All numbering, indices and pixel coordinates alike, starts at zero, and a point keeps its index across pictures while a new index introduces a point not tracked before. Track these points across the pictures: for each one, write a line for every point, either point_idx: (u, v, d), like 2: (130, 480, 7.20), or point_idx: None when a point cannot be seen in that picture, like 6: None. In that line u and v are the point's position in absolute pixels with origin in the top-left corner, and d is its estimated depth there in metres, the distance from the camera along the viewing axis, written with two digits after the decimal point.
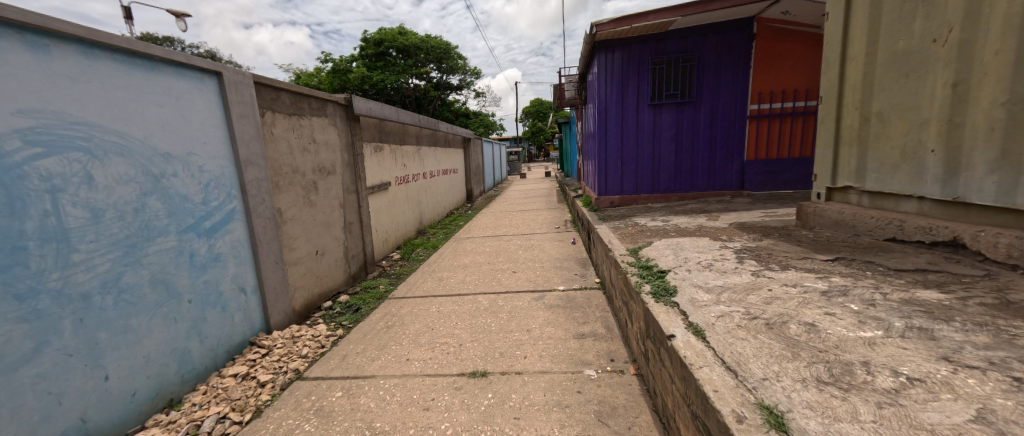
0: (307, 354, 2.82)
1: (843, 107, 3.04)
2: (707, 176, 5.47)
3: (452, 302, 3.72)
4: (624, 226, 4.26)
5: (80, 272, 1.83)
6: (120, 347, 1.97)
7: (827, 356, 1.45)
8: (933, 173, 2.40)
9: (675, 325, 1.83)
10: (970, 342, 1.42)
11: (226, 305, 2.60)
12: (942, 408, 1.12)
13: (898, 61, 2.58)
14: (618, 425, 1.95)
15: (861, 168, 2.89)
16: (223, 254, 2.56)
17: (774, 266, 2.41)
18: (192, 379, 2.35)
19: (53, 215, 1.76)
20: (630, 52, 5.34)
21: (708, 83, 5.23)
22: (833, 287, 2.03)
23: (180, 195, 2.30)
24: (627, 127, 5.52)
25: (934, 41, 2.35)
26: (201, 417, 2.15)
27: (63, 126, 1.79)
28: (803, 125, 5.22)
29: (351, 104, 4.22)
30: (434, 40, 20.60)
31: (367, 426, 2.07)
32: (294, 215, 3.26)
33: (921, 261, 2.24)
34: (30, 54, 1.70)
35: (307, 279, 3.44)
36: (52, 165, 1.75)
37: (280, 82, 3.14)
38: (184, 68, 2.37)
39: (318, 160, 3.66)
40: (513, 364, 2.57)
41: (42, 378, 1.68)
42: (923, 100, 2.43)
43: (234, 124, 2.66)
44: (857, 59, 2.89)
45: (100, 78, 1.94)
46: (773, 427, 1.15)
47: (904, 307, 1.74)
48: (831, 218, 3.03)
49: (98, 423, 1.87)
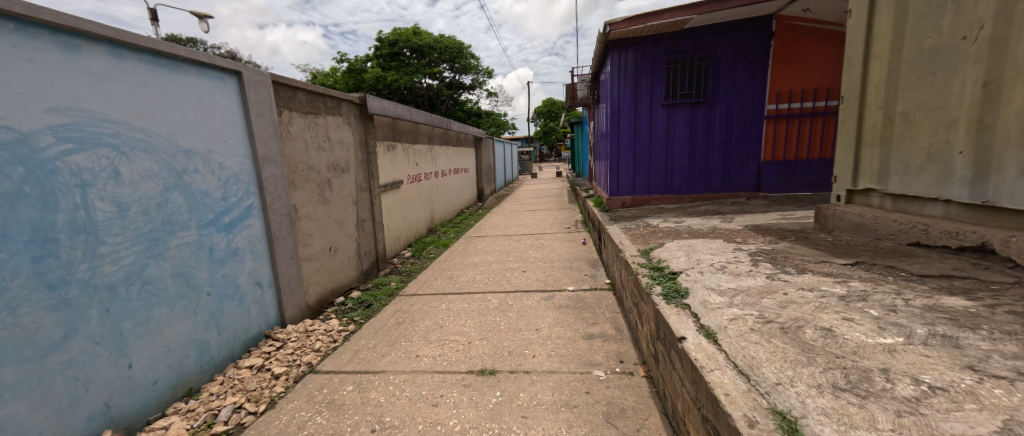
0: (320, 348, 2.87)
1: (865, 107, 2.95)
2: (721, 178, 5.38)
3: (463, 300, 3.74)
4: (635, 227, 4.22)
5: (107, 264, 1.90)
6: (144, 337, 2.04)
7: (845, 362, 1.41)
8: (961, 175, 2.32)
9: (686, 327, 1.80)
10: (997, 351, 1.36)
11: (243, 298, 2.67)
12: (966, 419, 1.08)
13: (925, 59, 2.49)
14: (627, 427, 1.93)
15: (885, 170, 2.80)
16: (241, 248, 2.63)
17: (790, 270, 2.36)
18: (210, 369, 2.42)
19: (82, 208, 1.83)
20: (644, 51, 5.28)
21: (724, 83, 5.14)
22: (852, 292, 1.97)
23: (200, 191, 2.36)
24: (641, 127, 5.47)
25: (964, 39, 2.26)
26: (218, 407, 2.22)
27: (93, 123, 1.86)
28: (824, 125, 5.07)
29: (365, 103, 4.28)
30: (448, 40, 20.76)
31: (376, 420, 2.09)
32: (309, 212, 3.32)
33: (946, 267, 2.16)
34: (63, 53, 1.77)
35: (321, 275, 3.50)
36: (82, 161, 1.82)
37: (298, 82, 3.20)
38: (206, 68, 2.43)
39: (333, 158, 3.72)
40: (522, 363, 2.57)
41: (70, 365, 1.75)
42: (951, 100, 2.34)
43: (253, 123, 2.72)
44: (881, 58, 2.80)
45: (128, 76, 2.01)
46: (786, 432, 1.12)
47: (927, 313, 1.68)
48: (851, 221, 2.94)
49: (122, 409, 1.94)
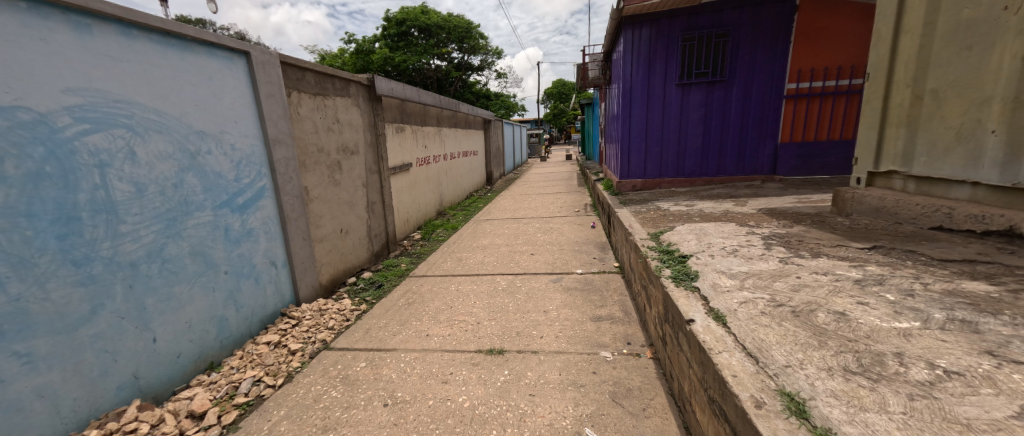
0: (334, 326, 2.94)
1: (893, 84, 2.81)
2: (736, 161, 5.25)
3: (472, 282, 3.78)
4: (645, 210, 4.17)
5: (128, 243, 1.95)
6: (166, 313, 2.11)
7: (857, 346, 1.38)
8: (991, 156, 2.23)
9: (695, 310, 1.78)
10: (1018, 337, 1.32)
11: (259, 277, 2.74)
12: (981, 403, 1.06)
13: (961, 32, 2.36)
14: (633, 407, 1.95)
15: (909, 151, 2.69)
16: (255, 229, 2.68)
17: (804, 254, 2.31)
18: (230, 344, 2.50)
19: (102, 188, 1.87)
20: (659, 27, 5.11)
21: (742, 61, 4.97)
22: (868, 276, 1.93)
23: (214, 172, 2.39)
24: (654, 108, 5.35)
25: (1005, 9, 2.13)
26: (239, 379, 2.29)
27: (107, 104, 1.88)
28: (846, 105, 4.88)
29: (373, 84, 4.26)
30: (456, 19, 20.41)
31: (389, 395, 2.15)
32: (320, 194, 3.36)
33: (969, 251, 2.09)
34: (75, 34, 1.78)
35: (333, 256, 3.56)
36: (99, 141, 1.85)
37: (305, 62, 3.18)
38: (215, 48, 2.43)
39: (342, 139, 3.73)
40: (529, 343, 2.60)
41: (99, 338, 1.83)
42: (987, 76, 2.23)
43: (263, 103, 2.72)
44: (912, 31, 2.65)
45: (139, 57, 2.02)
46: (794, 414, 1.11)
47: (946, 298, 1.64)
48: (870, 205, 2.84)
49: (149, 380, 2.03)
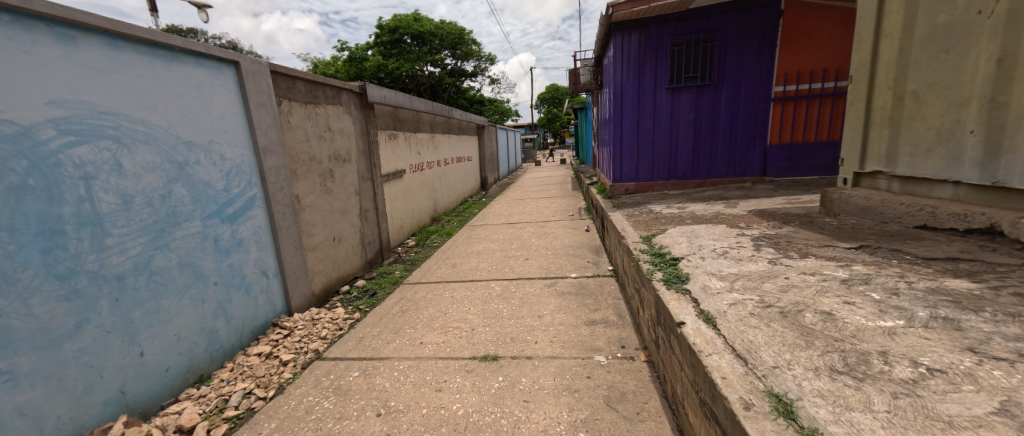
0: (326, 336, 2.92)
1: (875, 87, 2.86)
2: (726, 163, 5.31)
3: (466, 288, 3.77)
4: (638, 213, 4.19)
5: (114, 255, 1.93)
6: (153, 326, 2.08)
7: (843, 345, 1.40)
8: (971, 156, 2.28)
9: (686, 312, 1.80)
10: (999, 333, 1.35)
11: (250, 287, 2.71)
12: (962, 400, 1.07)
13: (938, 36, 2.41)
14: (626, 411, 1.95)
15: (893, 152, 2.74)
16: (245, 239, 2.66)
17: (792, 254, 2.34)
18: (220, 356, 2.47)
19: (87, 201, 1.85)
20: (647, 33, 5.18)
21: (730, 65, 5.04)
22: (854, 275, 1.96)
23: (203, 182, 2.38)
24: (644, 112, 5.40)
25: (980, 13, 2.18)
26: (229, 392, 2.26)
27: (93, 116, 1.87)
28: (832, 107, 4.97)
29: (365, 92, 4.26)
30: (449, 25, 20.49)
31: (382, 405, 2.13)
32: (312, 202, 3.34)
33: (952, 250, 2.13)
34: (59, 46, 1.77)
35: (326, 264, 3.54)
36: (84, 154, 1.84)
37: (295, 71, 3.18)
38: (203, 58, 2.42)
39: (334, 147, 3.72)
40: (524, 349, 2.59)
41: (85, 352, 1.80)
42: (964, 78, 2.28)
43: (253, 112, 2.72)
44: (892, 35, 2.71)
45: (125, 68, 2.01)
46: (781, 414, 1.12)
47: (930, 296, 1.66)
48: (857, 204, 2.88)
49: (136, 395, 2.00)
